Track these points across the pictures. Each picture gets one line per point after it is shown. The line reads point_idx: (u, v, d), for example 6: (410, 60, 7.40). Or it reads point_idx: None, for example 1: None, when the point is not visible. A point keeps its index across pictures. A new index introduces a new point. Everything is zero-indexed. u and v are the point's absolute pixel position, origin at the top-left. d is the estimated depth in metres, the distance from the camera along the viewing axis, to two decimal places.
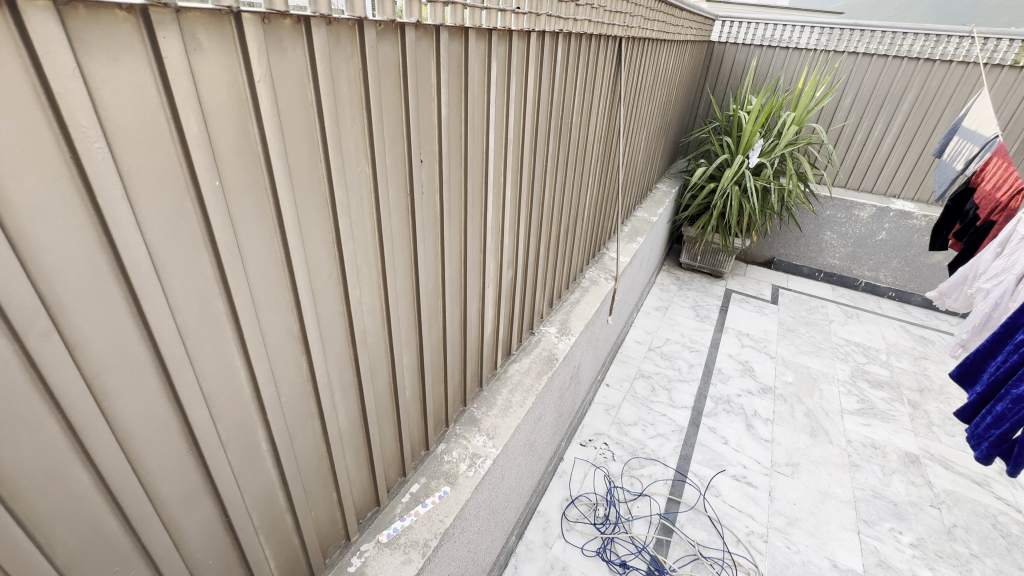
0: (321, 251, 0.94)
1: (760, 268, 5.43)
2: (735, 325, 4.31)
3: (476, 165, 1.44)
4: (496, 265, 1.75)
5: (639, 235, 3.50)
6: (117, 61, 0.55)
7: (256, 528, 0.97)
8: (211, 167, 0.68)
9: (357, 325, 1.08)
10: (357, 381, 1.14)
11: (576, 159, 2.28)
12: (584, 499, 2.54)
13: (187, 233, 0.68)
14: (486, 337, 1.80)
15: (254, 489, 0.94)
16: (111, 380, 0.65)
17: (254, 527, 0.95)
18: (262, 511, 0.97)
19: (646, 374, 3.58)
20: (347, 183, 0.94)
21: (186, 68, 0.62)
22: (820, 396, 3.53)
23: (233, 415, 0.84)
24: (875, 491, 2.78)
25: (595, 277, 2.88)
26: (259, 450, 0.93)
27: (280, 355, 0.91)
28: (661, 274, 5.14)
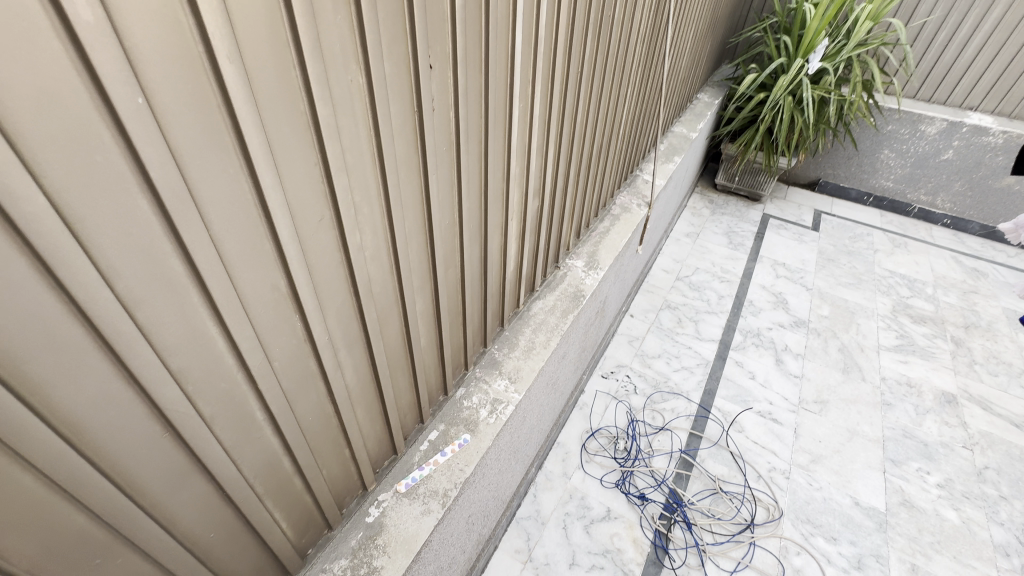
0: (310, 188, 0.75)
1: (802, 190, 5.00)
2: (771, 254, 4.04)
3: (500, 72, 1.18)
4: (521, 193, 1.54)
5: (677, 154, 3.15)
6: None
7: (260, 496, 0.89)
8: (126, 72, 0.48)
9: (361, 276, 0.92)
10: (365, 336, 1.01)
11: (616, 63, 1.94)
12: (604, 432, 2.52)
13: (105, 171, 0.49)
14: (508, 275, 1.63)
15: (253, 459, 0.84)
16: (39, 371, 0.51)
17: (257, 495, 0.87)
18: (266, 478, 0.89)
19: (673, 305, 3.42)
20: (336, 102, 0.73)
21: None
22: (857, 331, 3.35)
23: (215, 389, 0.71)
24: (906, 430, 2.70)
25: (627, 203, 2.62)
26: (255, 420, 0.81)
27: (267, 317, 0.76)
28: (693, 196, 4.78)
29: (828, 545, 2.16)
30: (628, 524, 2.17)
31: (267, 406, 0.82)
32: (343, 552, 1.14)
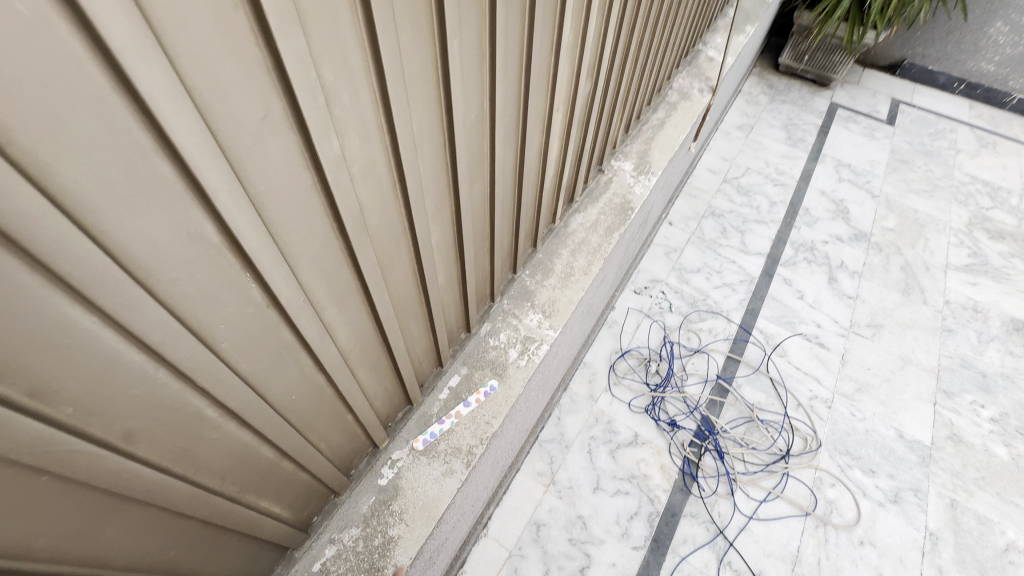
0: (225, 49, 0.42)
1: (880, 74, 4.23)
2: (835, 152, 3.50)
3: None
4: (569, 73, 1.13)
5: (750, 22, 2.52)
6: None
7: (230, 486, 0.70)
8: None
9: (344, 200, 0.62)
10: (361, 278, 0.73)
11: None
12: (635, 353, 2.33)
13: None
14: (546, 184, 1.29)
15: (209, 452, 0.63)
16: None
17: (223, 486, 0.68)
18: (232, 469, 0.68)
19: (718, 212, 3.03)
20: None
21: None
22: (924, 246, 2.97)
23: (106, 380, 0.47)
24: (964, 360, 2.47)
25: (686, 87, 2.12)
26: (195, 408, 0.58)
27: (185, 275, 0.49)
28: (750, 79, 4.07)
29: (866, 478, 2.06)
30: (656, 450, 2.06)
31: (212, 390, 0.58)
32: (354, 519, 0.99)
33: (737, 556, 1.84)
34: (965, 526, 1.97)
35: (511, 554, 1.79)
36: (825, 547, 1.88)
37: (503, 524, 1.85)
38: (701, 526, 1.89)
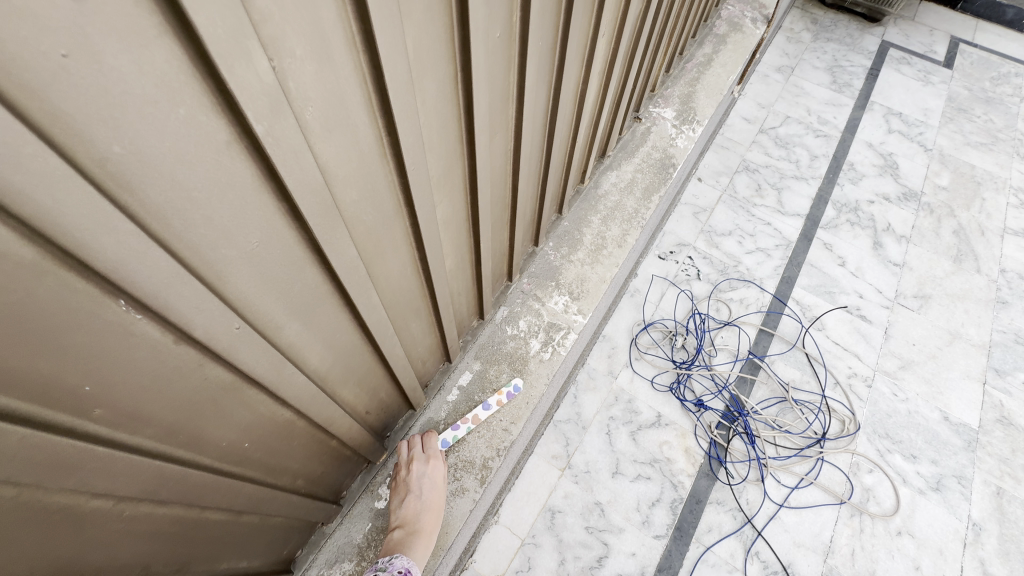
0: None
1: (940, 7, 3.75)
2: (885, 99, 3.13)
3: None
4: None
5: None
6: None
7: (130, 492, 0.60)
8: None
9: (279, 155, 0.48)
10: (289, 226, 0.58)
11: None
12: (659, 325, 2.13)
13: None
14: (579, 135, 1.07)
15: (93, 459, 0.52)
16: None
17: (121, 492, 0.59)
18: (129, 472, 0.58)
19: (752, 166, 2.72)
20: None
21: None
22: (980, 208, 2.69)
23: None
24: (1019, 336, 2.26)
25: (737, 17, 1.79)
26: (26, 384, 0.44)
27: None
28: (792, 12, 3.61)
29: (906, 464, 1.91)
30: (680, 432, 1.91)
31: (44, 362, 0.44)
32: (347, 552, 1.09)
33: (766, 546, 1.72)
34: (1011, 516, 1.83)
35: (523, 542, 1.68)
36: (860, 537, 1.76)
37: (515, 512, 1.72)
38: (727, 514, 1.77)
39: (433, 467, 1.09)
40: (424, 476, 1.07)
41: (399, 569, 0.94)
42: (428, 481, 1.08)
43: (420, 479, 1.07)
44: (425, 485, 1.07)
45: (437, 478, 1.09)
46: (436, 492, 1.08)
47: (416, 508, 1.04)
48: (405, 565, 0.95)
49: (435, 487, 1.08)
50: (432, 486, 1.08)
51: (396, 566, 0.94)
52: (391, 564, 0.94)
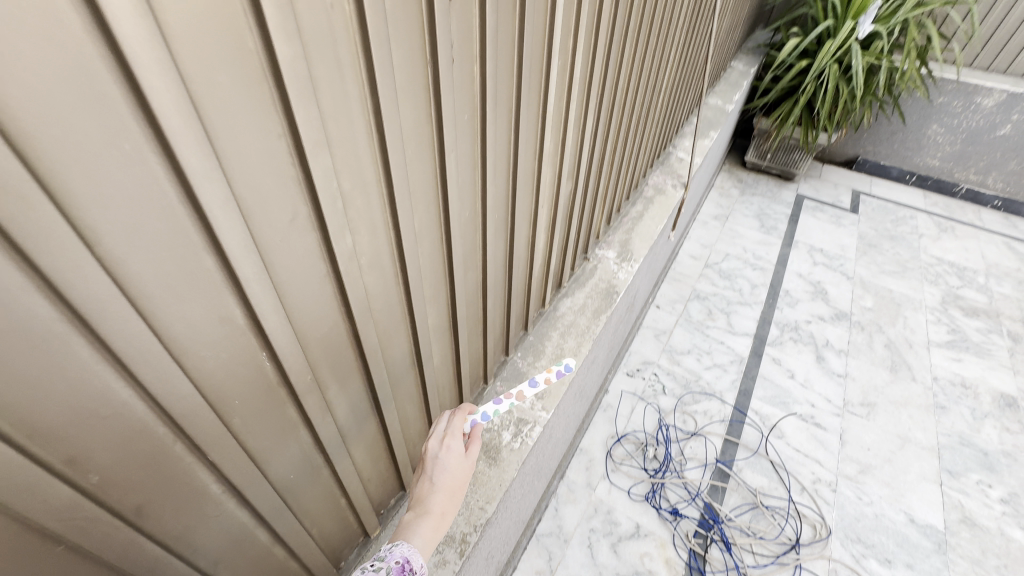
0: (268, 169, 0.50)
1: (838, 169, 4.68)
2: (806, 238, 3.74)
3: (535, 18, 0.91)
4: (553, 176, 1.30)
5: (712, 128, 2.85)
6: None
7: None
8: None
9: (356, 292, 0.70)
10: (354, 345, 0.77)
11: (662, 17, 1.66)
12: (631, 437, 2.30)
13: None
14: (535, 272, 1.41)
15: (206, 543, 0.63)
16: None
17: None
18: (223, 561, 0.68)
19: (702, 294, 3.16)
20: (306, 39, 0.47)
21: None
22: (904, 324, 3.08)
23: (130, 462, 0.49)
24: (963, 437, 2.46)
25: (661, 184, 2.35)
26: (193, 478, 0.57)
27: (215, 364, 0.53)
28: (721, 175, 4.45)
29: (882, 569, 1.95)
30: (659, 542, 1.97)
31: (208, 459, 0.58)
32: None
33: None
34: None
35: None
36: None
37: None
38: None
39: (451, 446, 0.97)
40: (442, 457, 0.96)
41: (398, 559, 0.78)
42: (447, 463, 0.95)
43: (434, 458, 0.96)
44: (440, 467, 0.95)
45: (456, 460, 0.96)
46: (454, 475, 0.94)
47: (430, 491, 0.91)
48: (405, 552, 0.79)
49: (454, 470, 0.95)
50: (449, 467, 0.95)
51: (395, 554, 0.78)
52: (390, 552, 0.79)
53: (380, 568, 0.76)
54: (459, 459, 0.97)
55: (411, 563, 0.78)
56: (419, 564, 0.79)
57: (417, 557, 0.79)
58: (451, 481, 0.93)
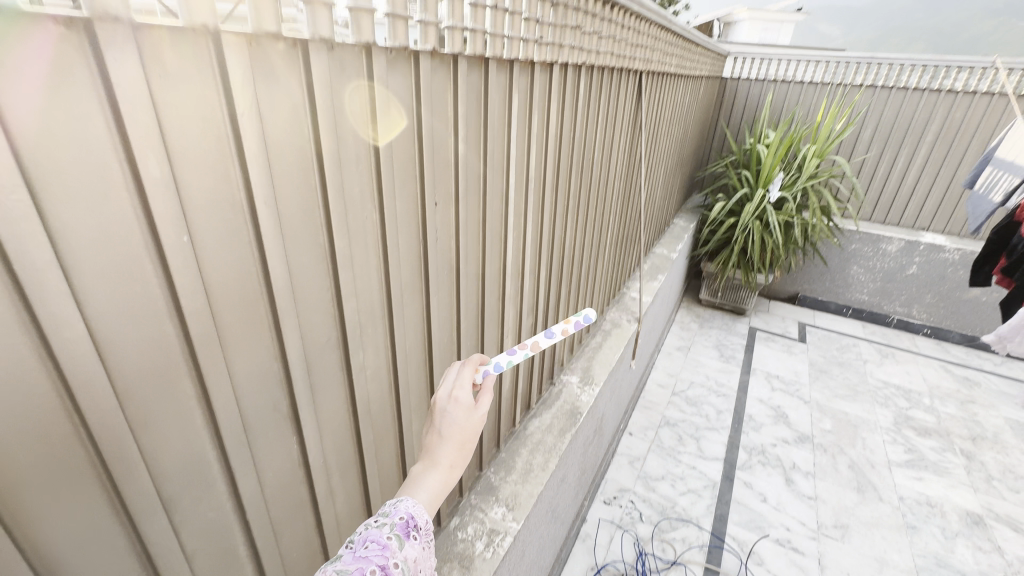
0: (318, 304, 0.79)
1: (783, 304, 5.28)
2: (763, 366, 4.07)
3: (495, 205, 1.32)
4: (515, 312, 1.64)
5: (659, 273, 3.37)
6: (28, 10, 0.40)
7: None
8: (160, 149, 0.51)
9: (361, 395, 0.94)
10: (356, 441, 0.97)
11: (598, 195, 2.20)
12: (610, 568, 2.29)
13: (125, 256, 0.52)
14: (504, 393, 1.65)
15: None
16: (13, 465, 0.46)
17: None
18: None
19: (672, 421, 3.34)
20: (350, 227, 0.81)
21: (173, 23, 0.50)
22: (864, 445, 3.25)
23: (202, 511, 0.68)
24: (939, 559, 2.49)
25: (617, 319, 2.74)
26: (231, 537, 0.74)
27: (262, 435, 0.75)
28: (680, 311, 4.95)
29: None
30: None
31: (246, 523, 0.76)
32: None
33: None
34: None
35: None
36: None
37: None
38: None
39: (462, 393, 0.84)
40: (451, 407, 0.83)
41: (403, 515, 0.69)
42: (457, 412, 0.83)
43: (442, 407, 0.83)
44: (449, 417, 0.82)
45: (468, 409, 0.84)
46: (465, 427, 0.82)
47: (437, 443, 0.80)
48: (411, 508, 0.71)
49: (465, 419, 0.82)
50: (461, 417, 0.83)
51: (400, 510, 0.70)
52: (394, 507, 0.71)
53: (384, 524, 0.67)
54: (471, 408, 0.84)
55: (417, 520, 0.69)
56: (425, 521, 0.71)
57: (423, 515, 0.71)
58: (461, 433, 0.81)
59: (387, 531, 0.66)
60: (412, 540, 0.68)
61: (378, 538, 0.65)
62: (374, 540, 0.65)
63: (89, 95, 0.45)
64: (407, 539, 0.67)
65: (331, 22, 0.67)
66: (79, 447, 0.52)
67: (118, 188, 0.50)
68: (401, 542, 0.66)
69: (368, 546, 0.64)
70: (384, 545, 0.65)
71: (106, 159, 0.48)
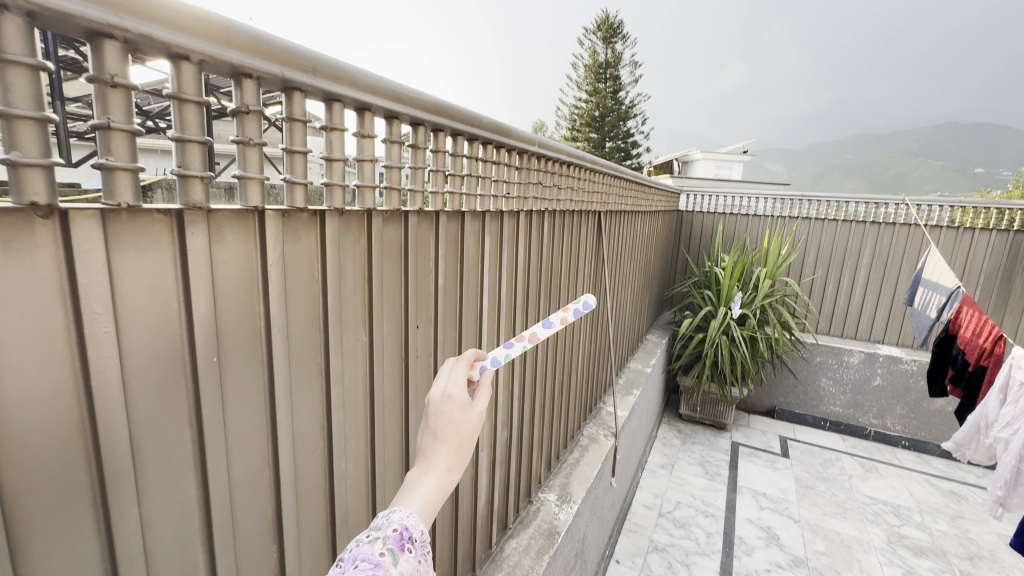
0: (310, 416, 0.90)
1: (764, 418, 5.42)
2: (749, 483, 4.01)
3: (471, 327, 1.50)
4: (489, 425, 1.77)
5: (634, 387, 3.50)
6: (143, 207, 0.61)
7: None
8: (207, 290, 0.68)
9: (338, 507, 1.00)
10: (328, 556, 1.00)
11: (566, 317, 2.44)
12: None
13: (166, 374, 0.66)
14: (479, 509, 1.68)
15: None
16: (39, 555, 0.54)
17: None
18: None
19: (660, 546, 3.19)
20: (343, 348, 0.96)
21: (232, 207, 0.72)
22: (860, 567, 3.12)
23: None
24: None
25: (594, 434, 2.80)
26: None
27: (246, 542, 0.81)
28: (662, 427, 4.97)
29: None
30: None
31: None
32: None
33: None
34: None
35: None
36: None
37: None
38: None
39: (458, 389, 0.77)
40: (446, 405, 0.76)
41: (396, 526, 0.64)
42: (453, 411, 0.76)
43: (436, 405, 0.75)
44: (444, 416, 0.75)
45: (465, 405, 0.77)
46: (463, 426, 0.75)
47: (432, 445, 0.73)
48: (405, 520, 0.66)
49: (462, 418, 0.76)
50: (456, 415, 0.76)
51: (393, 521, 0.65)
52: (387, 518, 0.66)
53: (376, 540, 0.62)
54: (468, 404, 0.78)
55: (412, 532, 0.65)
56: (420, 533, 0.66)
57: (419, 525, 0.66)
58: (457, 432, 0.74)
59: (379, 547, 0.61)
60: (407, 554, 0.62)
61: (371, 555, 0.60)
62: (365, 557, 0.60)
63: (166, 255, 0.64)
64: (401, 553, 0.62)
65: (343, 196, 0.90)
66: (96, 543, 0.60)
67: (172, 321, 0.66)
68: (396, 556, 0.61)
69: (357, 565, 0.59)
70: (376, 562, 0.59)
71: (167, 299, 0.64)
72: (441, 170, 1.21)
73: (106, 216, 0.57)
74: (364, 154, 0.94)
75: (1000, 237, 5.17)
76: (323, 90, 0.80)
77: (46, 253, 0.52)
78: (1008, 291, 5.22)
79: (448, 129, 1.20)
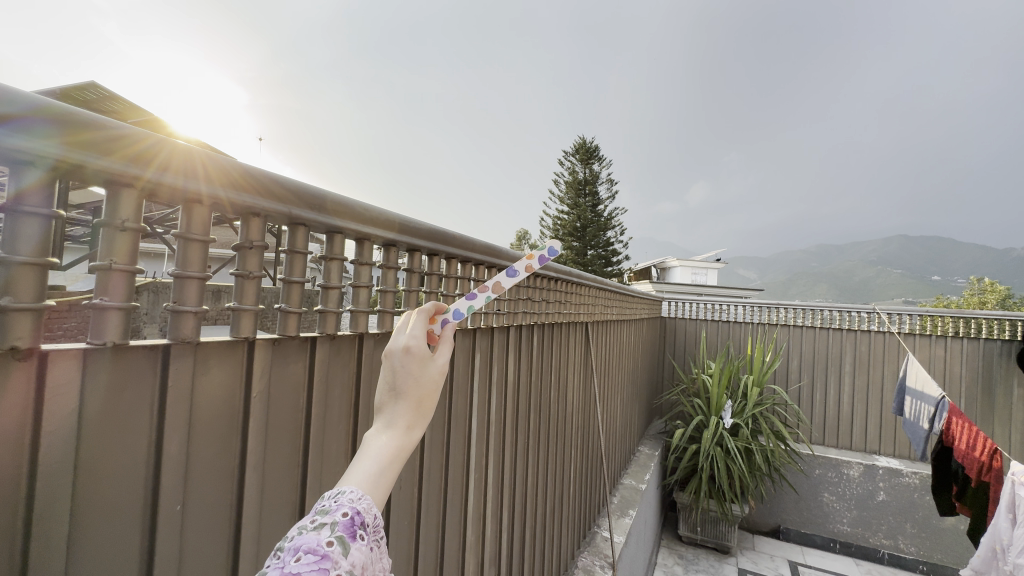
0: None
1: (768, 538, 5.07)
2: None
3: (459, 445, 1.51)
4: (477, 556, 1.63)
5: (630, 506, 3.28)
6: (132, 344, 0.59)
7: None
8: (182, 425, 0.65)
9: None
10: None
11: (556, 430, 2.37)
12: None
13: (121, 527, 0.58)
14: None
15: None
16: None
17: None
18: None
19: None
20: (322, 482, 0.89)
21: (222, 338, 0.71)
22: None
23: None
24: None
25: (590, 566, 2.53)
26: None
27: None
28: (661, 551, 4.59)
29: None
30: None
31: None
32: None
33: None
34: None
35: None
36: None
37: None
38: None
39: (416, 344, 0.71)
40: (403, 361, 0.70)
41: (346, 511, 0.57)
42: (411, 366, 0.70)
43: (394, 359, 0.69)
44: (402, 373, 0.69)
45: (422, 360, 0.71)
46: (422, 383, 0.70)
47: (389, 403, 0.68)
48: (355, 502, 0.58)
49: (420, 374, 0.70)
50: (414, 371, 0.70)
51: (343, 505, 0.57)
52: (336, 501, 0.58)
53: (322, 526, 0.55)
54: (426, 360, 0.72)
55: (365, 516, 0.57)
56: (373, 519, 0.58)
57: (372, 508, 0.59)
58: (415, 393, 0.69)
59: (327, 535, 0.54)
60: (359, 541, 0.56)
61: (316, 544, 0.53)
62: (310, 547, 0.53)
63: (145, 388, 0.61)
64: (352, 541, 0.55)
65: (336, 319, 0.91)
66: None
67: (135, 461, 0.60)
68: (346, 544, 0.54)
69: (301, 558, 0.52)
70: (322, 552, 0.53)
71: (137, 437, 0.60)
72: (434, 292, 1.24)
73: (89, 355, 0.55)
74: (361, 280, 0.96)
75: (971, 345, 5.34)
76: (332, 224, 0.85)
77: (18, 394, 0.49)
78: (991, 399, 5.25)
79: (443, 254, 1.26)
